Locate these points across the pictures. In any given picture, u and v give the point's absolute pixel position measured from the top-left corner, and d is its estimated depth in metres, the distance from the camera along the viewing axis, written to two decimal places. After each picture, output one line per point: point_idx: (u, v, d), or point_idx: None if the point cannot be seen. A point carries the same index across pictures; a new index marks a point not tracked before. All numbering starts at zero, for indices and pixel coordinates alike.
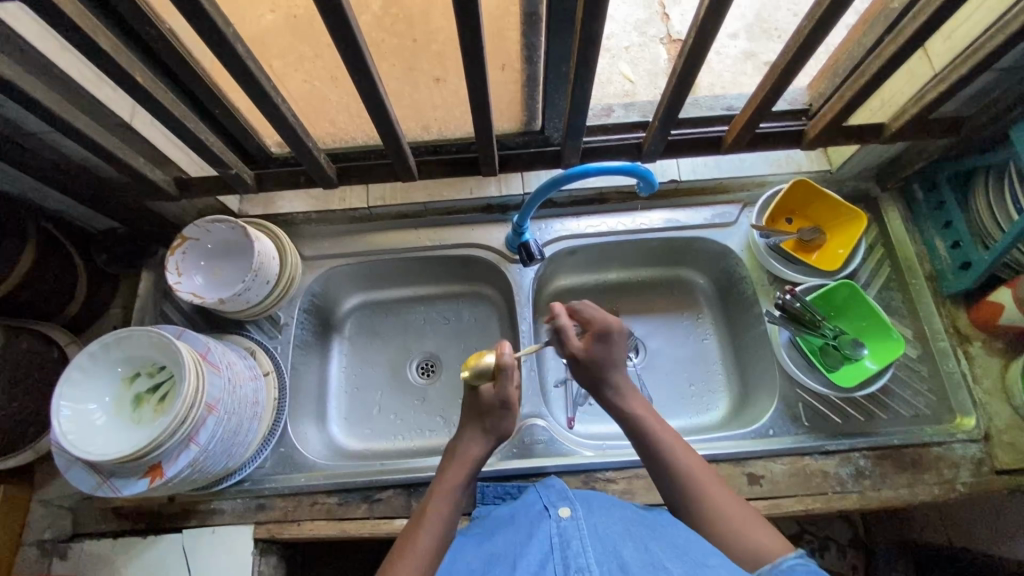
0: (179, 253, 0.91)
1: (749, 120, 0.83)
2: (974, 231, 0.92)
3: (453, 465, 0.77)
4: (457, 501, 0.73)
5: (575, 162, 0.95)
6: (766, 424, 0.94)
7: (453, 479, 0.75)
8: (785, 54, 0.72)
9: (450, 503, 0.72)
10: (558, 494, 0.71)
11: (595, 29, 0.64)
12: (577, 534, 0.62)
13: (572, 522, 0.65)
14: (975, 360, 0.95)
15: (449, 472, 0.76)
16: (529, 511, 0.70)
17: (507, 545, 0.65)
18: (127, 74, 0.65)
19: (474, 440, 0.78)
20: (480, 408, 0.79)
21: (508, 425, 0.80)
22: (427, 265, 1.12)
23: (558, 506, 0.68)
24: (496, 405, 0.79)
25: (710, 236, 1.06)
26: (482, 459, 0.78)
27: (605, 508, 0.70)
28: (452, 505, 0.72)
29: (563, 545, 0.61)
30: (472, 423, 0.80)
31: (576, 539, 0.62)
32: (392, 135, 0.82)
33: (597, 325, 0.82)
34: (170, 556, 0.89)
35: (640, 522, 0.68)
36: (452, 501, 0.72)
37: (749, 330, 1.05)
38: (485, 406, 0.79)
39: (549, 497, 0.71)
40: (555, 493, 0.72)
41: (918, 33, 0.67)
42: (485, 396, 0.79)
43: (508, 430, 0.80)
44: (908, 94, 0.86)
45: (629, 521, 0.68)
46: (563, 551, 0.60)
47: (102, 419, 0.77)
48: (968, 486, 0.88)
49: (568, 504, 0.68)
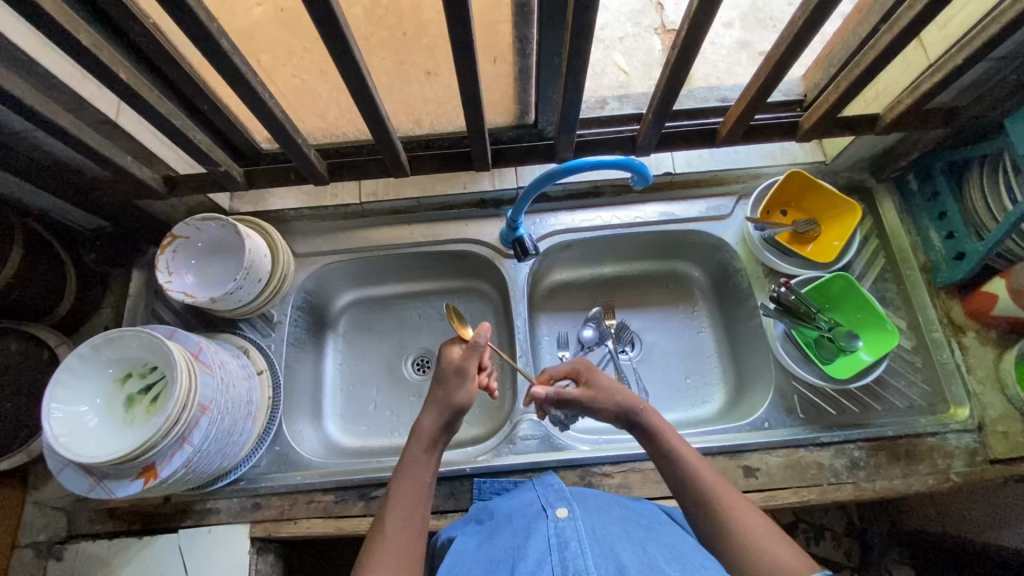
0: (169, 252, 0.90)
1: (743, 112, 0.82)
2: (968, 222, 0.92)
3: (414, 439, 0.75)
4: (421, 478, 0.72)
5: (569, 156, 0.94)
6: (761, 416, 0.94)
7: (412, 457, 0.74)
8: (779, 44, 0.71)
9: (418, 479, 0.72)
10: (556, 495, 0.72)
11: (587, 21, 0.63)
12: (575, 534, 0.63)
13: (570, 522, 0.65)
14: (969, 351, 0.95)
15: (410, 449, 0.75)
16: (527, 513, 0.70)
17: (505, 546, 0.65)
18: (110, 70, 0.63)
19: (428, 411, 0.77)
20: (438, 378, 0.79)
21: (462, 395, 0.77)
22: (421, 261, 1.11)
23: (556, 506, 0.69)
24: (451, 374, 0.78)
25: (706, 229, 1.06)
26: (440, 432, 0.76)
27: (602, 508, 0.71)
28: (417, 481, 0.71)
29: (561, 546, 0.61)
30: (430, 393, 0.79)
31: (574, 539, 0.62)
32: (382, 129, 0.81)
33: (580, 368, 0.84)
34: (167, 556, 0.89)
35: (638, 522, 0.69)
36: (421, 478, 0.72)
37: (744, 323, 1.05)
38: (442, 375, 0.79)
39: (547, 497, 0.72)
40: (553, 494, 0.73)
41: (914, 23, 0.66)
42: (448, 361, 0.80)
43: (458, 403, 0.76)
44: (903, 85, 0.85)
45: (627, 521, 0.69)
46: (561, 552, 0.60)
47: (94, 421, 0.76)
48: (963, 476, 0.88)
49: (566, 505, 0.69)
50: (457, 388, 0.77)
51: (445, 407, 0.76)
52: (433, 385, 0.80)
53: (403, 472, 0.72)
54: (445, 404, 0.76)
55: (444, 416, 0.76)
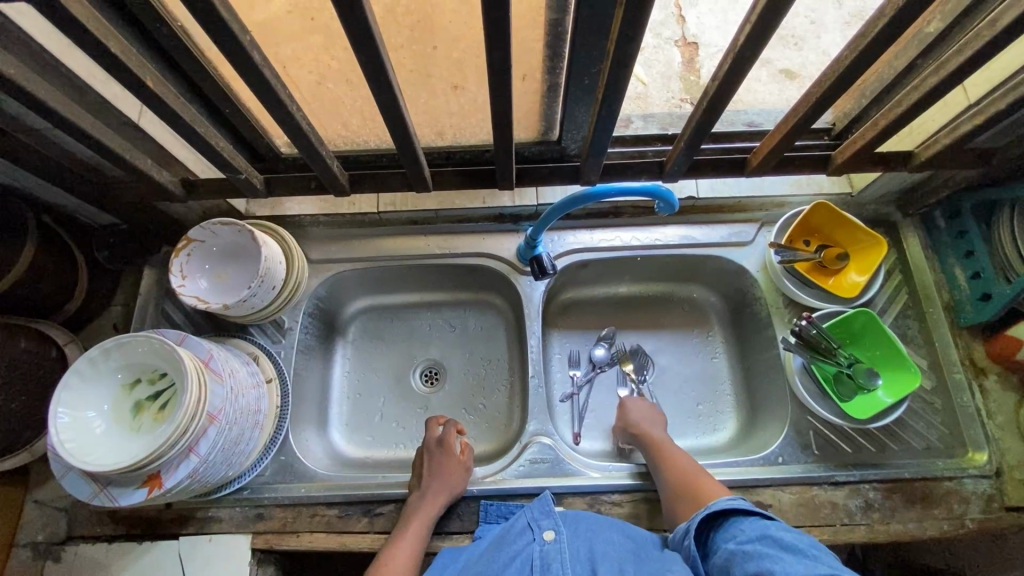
0: (184, 254, 0.89)
1: (777, 144, 0.80)
2: (996, 263, 0.90)
3: (410, 523, 0.84)
4: (416, 556, 0.81)
5: (594, 178, 0.93)
6: (775, 451, 0.92)
7: (410, 539, 0.82)
8: (822, 80, 0.69)
9: (411, 549, 0.81)
10: (543, 510, 0.80)
11: (630, 50, 0.62)
12: (558, 558, 0.73)
13: (555, 545, 0.74)
14: (990, 394, 0.93)
15: (410, 530, 0.83)
16: (514, 527, 0.79)
17: (495, 561, 0.76)
18: (138, 76, 0.62)
19: (431, 493, 0.85)
20: (430, 468, 0.88)
21: (457, 485, 0.88)
22: (435, 272, 1.10)
23: (544, 526, 0.78)
24: (444, 465, 0.88)
25: (725, 255, 1.04)
26: (438, 515, 0.86)
27: (587, 519, 0.79)
28: (413, 558, 0.80)
29: (544, 568, 0.72)
30: (425, 480, 0.87)
31: (557, 562, 0.73)
32: (408, 144, 0.80)
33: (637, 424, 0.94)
34: (166, 562, 0.88)
35: (620, 529, 0.78)
36: (414, 549, 0.81)
37: (760, 352, 1.03)
38: (434, 467, 0.88)
39: (533, 512, 0.81)
40: (538, 506, 0.82)
41: (962, 67, 0.64)
42: (440, 455, 0.90)
43: (455, 491, 0.87)
44: (939, 124, 0.84)
45: (609, 531, 0.77)
46: (544, 572, 0.72)
47: (101, 427, 0.75)
48: (978, 523, 0.87)
49: (553, 525, 0.77)
50: (448, 471, 0.88)
51: (443, 492, 0.86)
52: (426, 472, 0.88)
53: (400, 551, 0.80)
54: (438, 484, 0.86)
55: (444, 503, 0.86)
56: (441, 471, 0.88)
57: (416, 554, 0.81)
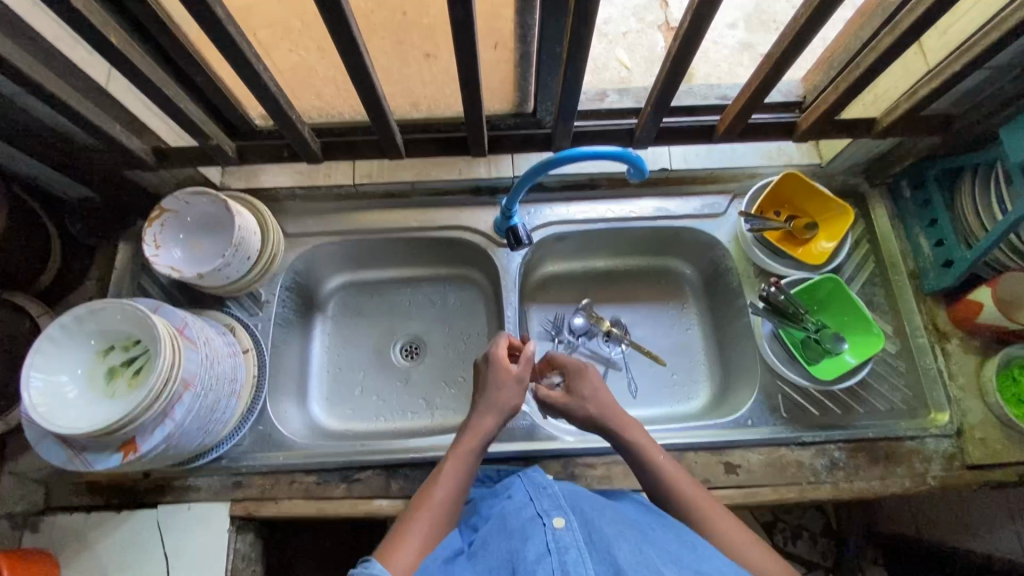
0: (157, 225, 0.89)
1: (742, 108, 0.82)
2: (958, 230, 0.93)
3: (465, 435, 0.76)
4: (466, 472, 0.74)
5: (566, 146, 0.94)
6: (745, 414, 0.94)
7: (463, 452, 0.74)
8: (781, 41, 0.71)
9: (461, 466, 0.73)
10: (552, 501, 0.66)
11: (590, 7, 0.63)
12: (575, 543, 0.58)
13: (569, 532, 0.60)
14: (952, 357, 0.96)
15: (462, 443, 0.75)
16: (519, 514, 0.65)
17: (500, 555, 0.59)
18: (100, 32, 0.62)
19: (486, 410, 0.78)
20: (487, 381, 0.80)
21: (514, 399, 0.79)
22: (414, 246, 1.10)
23: (552, 514, 0.63)
24: (506, 377, 0.80)
25: (699, 226, 1.06)
26: (495, 431, 0.78)
27: (597, 511, 0.66)
28: (465, 472, 0.73)
29: (560, 550, 0.57)
30: (481, 396, 0.79)
31: (574, 548, 0.58)
32: (380, 110, 0.80)
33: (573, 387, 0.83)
34: (146, 531, 0.88)
35: (631, 524, 0.65)
36: (466, 464, 0.74)
37: (733, 322, 1.05)
38: (493, 380, 0.80)
39: (542, 502, 0.66)
40: (547, 498, 0.67)
41: (915, 26, 0.66)
42: (502, 369, 0.80)
43: (512, 404, 0.79)
44: (901, 89, 0.85)
45: (625, 525, 0.64)
46: (560, 556, 0.56)
47: (74, 391, 0.75)
48: (939, 480, 0.90)
49: (563, 513, 0.63)
50: (502, 386, 0.79)
51: (501, 408, 0.78)
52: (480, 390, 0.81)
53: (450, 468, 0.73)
54: (488, 402, 0.78)
55: (505, 418, 0.78)
56: (493, 387, 0.79)
57: (466, 470, 0.74)
